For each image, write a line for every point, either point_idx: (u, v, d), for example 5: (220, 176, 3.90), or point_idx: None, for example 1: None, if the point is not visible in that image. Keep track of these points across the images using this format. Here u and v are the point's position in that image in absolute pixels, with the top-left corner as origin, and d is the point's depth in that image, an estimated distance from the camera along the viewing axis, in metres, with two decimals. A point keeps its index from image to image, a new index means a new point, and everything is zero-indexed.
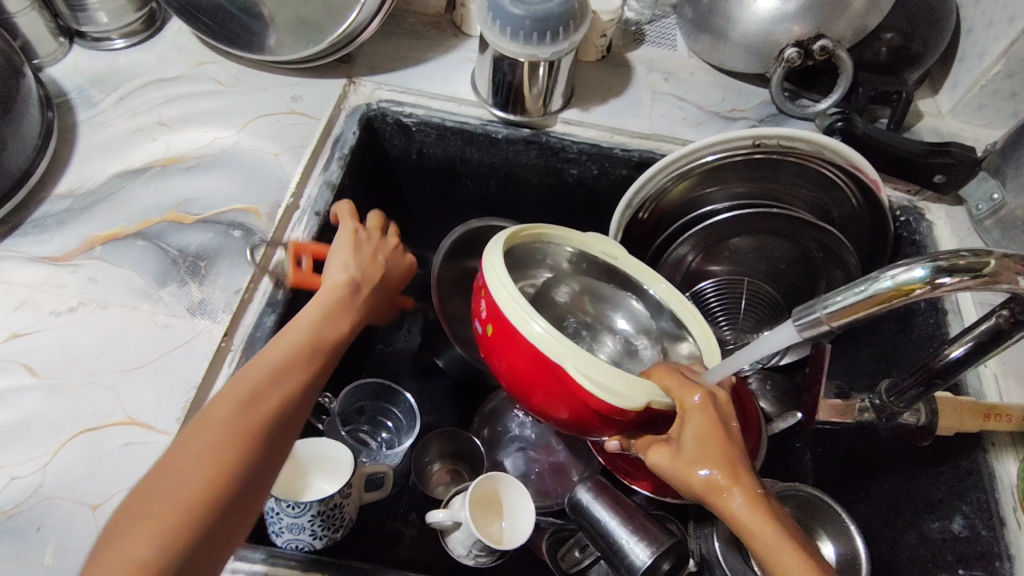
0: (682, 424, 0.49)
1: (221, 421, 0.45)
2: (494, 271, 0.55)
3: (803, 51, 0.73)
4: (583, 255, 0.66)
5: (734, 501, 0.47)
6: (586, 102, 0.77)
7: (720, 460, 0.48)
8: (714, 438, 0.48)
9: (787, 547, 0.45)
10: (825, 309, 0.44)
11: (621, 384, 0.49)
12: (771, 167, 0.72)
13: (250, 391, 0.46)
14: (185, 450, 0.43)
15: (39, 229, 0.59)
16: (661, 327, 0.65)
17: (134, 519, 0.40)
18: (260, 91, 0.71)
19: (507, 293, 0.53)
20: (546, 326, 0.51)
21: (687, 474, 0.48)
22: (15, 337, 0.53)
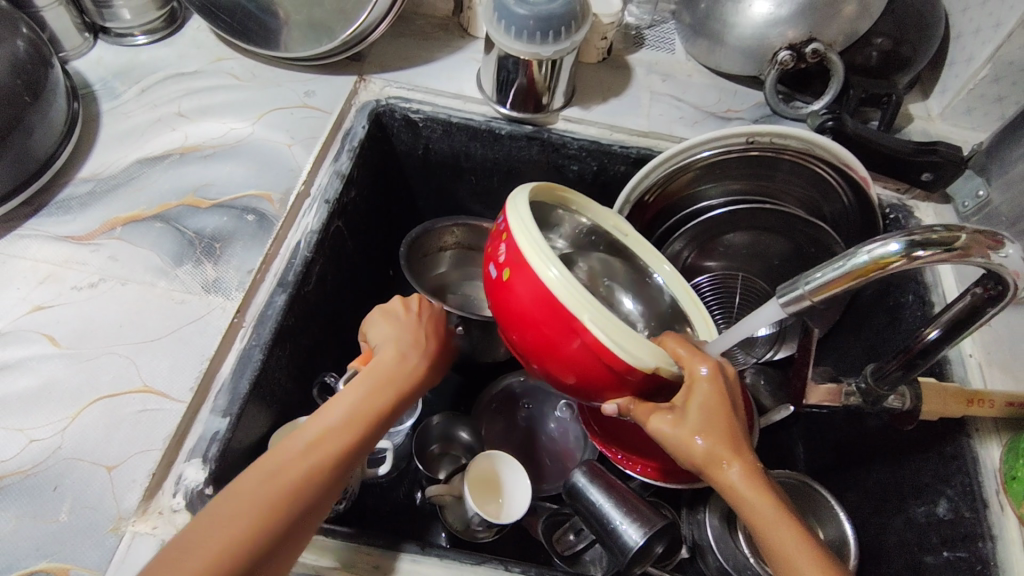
0: (690, 396, 0.50)
1: (270, 475, 0.44)
2: (519, 221, 0.56)
3: (796, 54, 0.76)
4: (594, 229, 0.69)
5: (732, 475, 0.49)
6: (586, 101, 0.80)
7: (723, 435, 0.49)
8: (719, 413, 0.50)
9: (778, 516, 0.47)
10: (808, 285, 0.46)
11: (633, 343, 0.51)
12: (767, 165, 0.75)
13: (303, 453, 0.46)
14: (232, 497, 0.42)
15: (63, 211, 0.62)
16: (665, 311, 0.68)
17: (191, 543, 0.40)
18: (274, 85, 0.75)
19: (531, 240, 0.54)
20: (563, 273, 0.52)
21: (688, 443, 0.50)
22: (38, 309, 0.56)
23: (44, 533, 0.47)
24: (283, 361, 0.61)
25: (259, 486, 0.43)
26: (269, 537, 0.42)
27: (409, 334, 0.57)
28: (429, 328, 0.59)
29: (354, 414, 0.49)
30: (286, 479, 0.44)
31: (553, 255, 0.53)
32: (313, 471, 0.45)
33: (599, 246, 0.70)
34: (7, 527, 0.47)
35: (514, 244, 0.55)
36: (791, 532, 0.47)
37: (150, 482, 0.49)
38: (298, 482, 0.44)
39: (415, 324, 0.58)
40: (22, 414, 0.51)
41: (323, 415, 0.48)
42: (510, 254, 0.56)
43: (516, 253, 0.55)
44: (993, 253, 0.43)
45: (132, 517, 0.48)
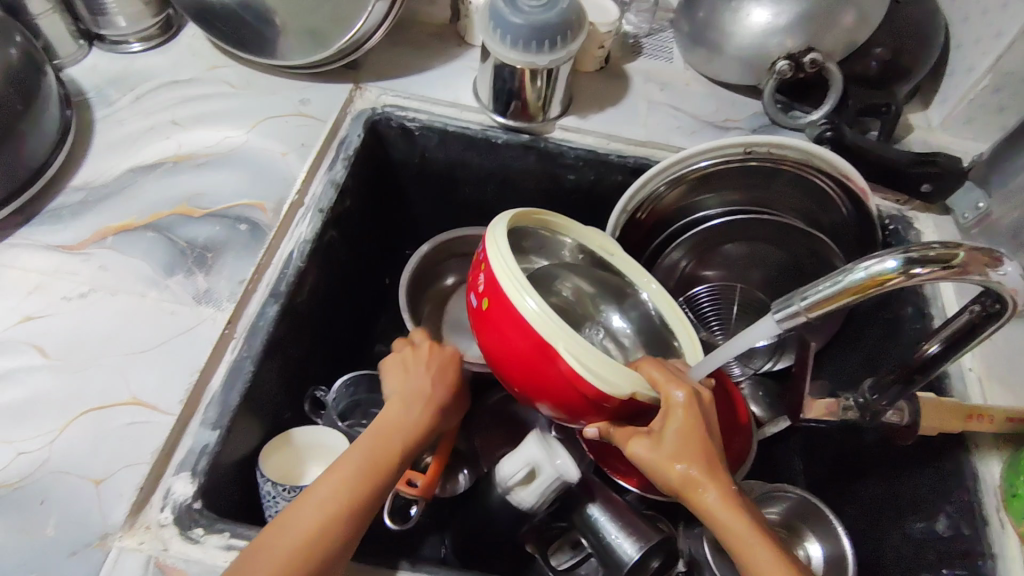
0: (664, 420, 0.50)
1: (311, 513, 0.47)
2: (496, 250, 0.57)
3: (794, 64, 0.75)
4: (581, 248, 0.69)
5: (708, 498, 0.48)
6: (583, 110, 0.79)
7: (699, 460, 0.49)
8: (694, 437, 0.49)
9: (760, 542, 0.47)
10: (804, 300, 0.46)
11: (607, 369, 0.51)
12: (765, 176, 0.75)
13: (346, 486, 0.49)
14: (278, 538, 0.45)
15: (54, 219, 0.62)
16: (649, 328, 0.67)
17: None
18: (269, 93, 0.74)
19: (507, 270, 0.55)
20: (540, 303, 0.53)
21: (664, 467, 0.49)
22: (27, 319, 0.56)
23: (28, 550, 0.46)
24: (274, 373, 0.60)
25: (305, 523, 0.46)
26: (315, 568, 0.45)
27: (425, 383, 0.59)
28: (437, 374, 0.60)
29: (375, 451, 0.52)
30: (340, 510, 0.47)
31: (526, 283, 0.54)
32: (349, 501, 0.48)
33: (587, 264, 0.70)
34: None
35: (491, 273, 0.56)
36: (768, 554, 0.46)
37: (137, 496, 0.49)
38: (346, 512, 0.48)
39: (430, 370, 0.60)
40: (9, 427, 0.51)
41: (357, 448, 0.52)
42: (485, 281, 0.57)
43: (492, 282, 0.56)
44: (991, 270, 0.42)
45: (119, 532, 0.47)
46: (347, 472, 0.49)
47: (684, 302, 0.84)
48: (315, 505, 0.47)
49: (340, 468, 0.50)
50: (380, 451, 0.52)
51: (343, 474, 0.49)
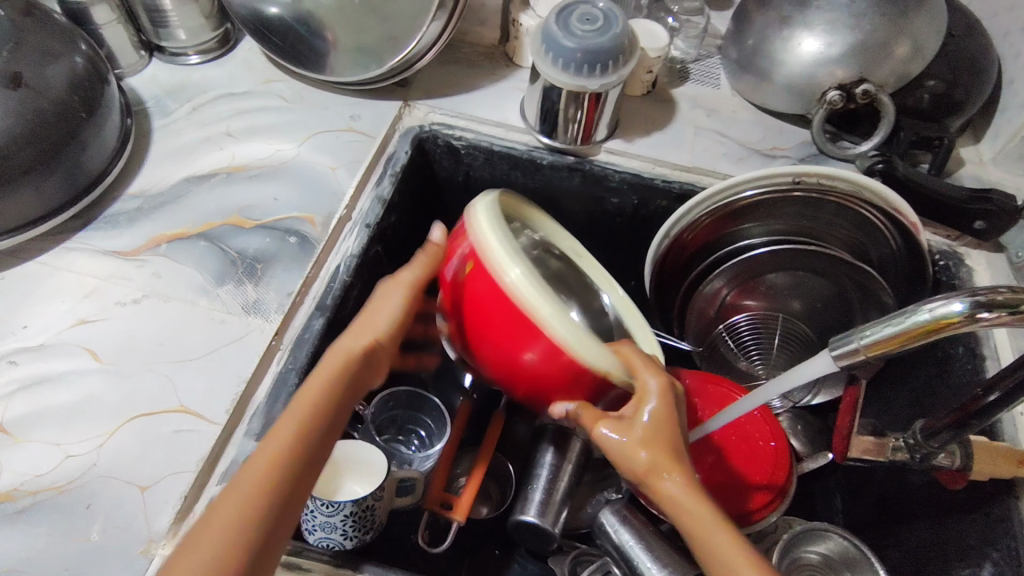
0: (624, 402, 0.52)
1: (251, 475, 0.43)
2: (480, 217, 0.53)
3: (845, 95, 0.75)
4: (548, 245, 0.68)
5: (670, 487, 0.48)
6: (629, 134, 0.79)
7: (662, 443, 0.49)
8: (659, 434, 0.50)
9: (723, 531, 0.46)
10: (862, 339, 0.45)
11: (586, 343, 0.51)
12: (812, 206, 0.73)
13: (284, 452, 0.44)
14: (210, 520, 0.41)
15: (111, 225, 0.63)
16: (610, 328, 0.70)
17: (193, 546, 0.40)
18: (321, 108, 0.76)
19: (497, 241, 0.52)
20: (526, 272, 0.51)
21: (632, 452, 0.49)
22: (82, 323, 0.57)
23: (74, 553, 0.46)
24: None
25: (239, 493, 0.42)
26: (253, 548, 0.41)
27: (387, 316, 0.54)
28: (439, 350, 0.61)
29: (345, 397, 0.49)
30: (268, 474, 0.43)
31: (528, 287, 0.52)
32: (287, 459, 0.44)
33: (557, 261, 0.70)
34: (38, 545, 0.47)
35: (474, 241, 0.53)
36: (728, 538, 0.46)
37: (182, 504, 0.49)
38: (280, 466, 0.43)
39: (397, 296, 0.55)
40: (61, 429, 0.52)
41: (294, 405, 0.47)
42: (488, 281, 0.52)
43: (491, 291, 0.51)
44: None
45: (163, 540, 0.47)
46: (290, 430, 0.45)
47: (724, 331, 0.84)
48: (253, 463, 0.43)
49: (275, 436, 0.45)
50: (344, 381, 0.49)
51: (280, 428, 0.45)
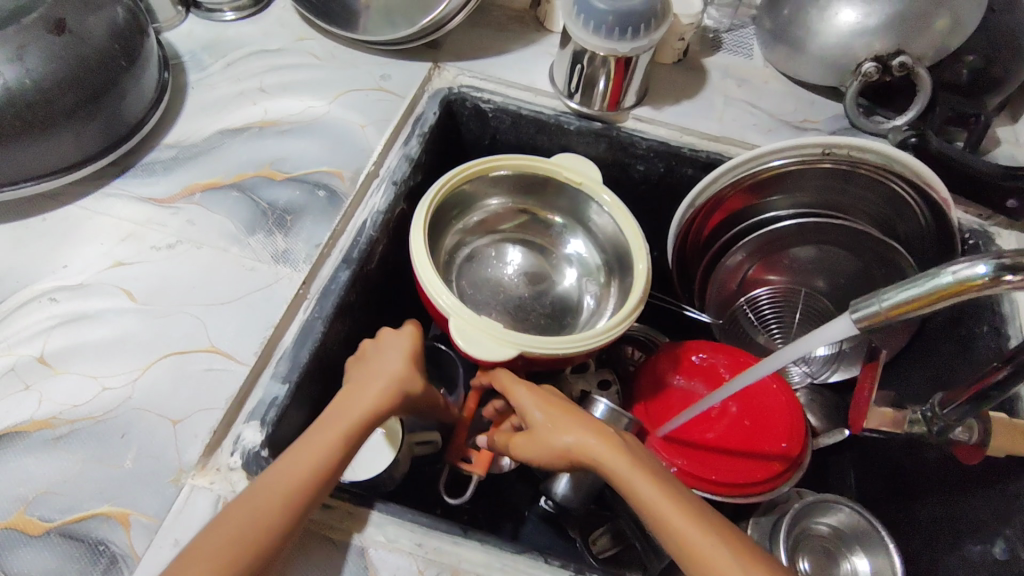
0: (540, 428, 0.54)
1: (277, 479, 0.44)
2: (415, 237, 0.64)
3: (881, 66, 0.73)
4: (517, 173, 0.74)
5: (604, 457, 0.50)
6: (658, 102, 0.79)
7: (578, 427, 0.52)
8: (554, 406, 0.55)
9: (663, 495, 0.46)
10: (883, 301, 0.45)
11: (488, 334, 0.60)
12: (841, 177, 0.72)
13: (314, 468, 0.45)
14: (229, 516, 0.42)
15: (147, 173, 0.65)
16: (617, 243, 0.74)
17: (203, 541, 0.41)
18: (351, 67, 0.76)
19: (420, 259, 0.63)
20: (449, 297, 0.61)
21: (550, 439, 0.53)
22: (119, 265, 0.59)
23: (109, 478, 0.49)
24: (342, 335, 0.62)
25: (262, 495, 0.43)
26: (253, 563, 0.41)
27: (402, 361, 0.54)
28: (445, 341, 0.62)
29: (344, 412, 0.49)
30: (295, 489, 0.43)
31: (438, 279, 0.62)
32: (303, 486, 0.44)
33: (532, 178, 0.75)
34: (73, 469, 0.49)
35: (412, 262, 0.64)
36: (682, 513, 0.45)
37: (211, 439, 0.51)
38: (305, 483, 0.44)
39: (403, 346, 0.56)
40: (98, 362, 0.54)
41: (320, 429, 0.47)
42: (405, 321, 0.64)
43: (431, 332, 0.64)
44: None
45: (192, 470, 0.49)
46: (317, 453, 0.45)
47: (745, 304, 0.85)
48: (273, 480, 0.44)
49: (295, 451, 0.45)
50: (370, 403, 0.50)
51: (309, 446, 0.46)
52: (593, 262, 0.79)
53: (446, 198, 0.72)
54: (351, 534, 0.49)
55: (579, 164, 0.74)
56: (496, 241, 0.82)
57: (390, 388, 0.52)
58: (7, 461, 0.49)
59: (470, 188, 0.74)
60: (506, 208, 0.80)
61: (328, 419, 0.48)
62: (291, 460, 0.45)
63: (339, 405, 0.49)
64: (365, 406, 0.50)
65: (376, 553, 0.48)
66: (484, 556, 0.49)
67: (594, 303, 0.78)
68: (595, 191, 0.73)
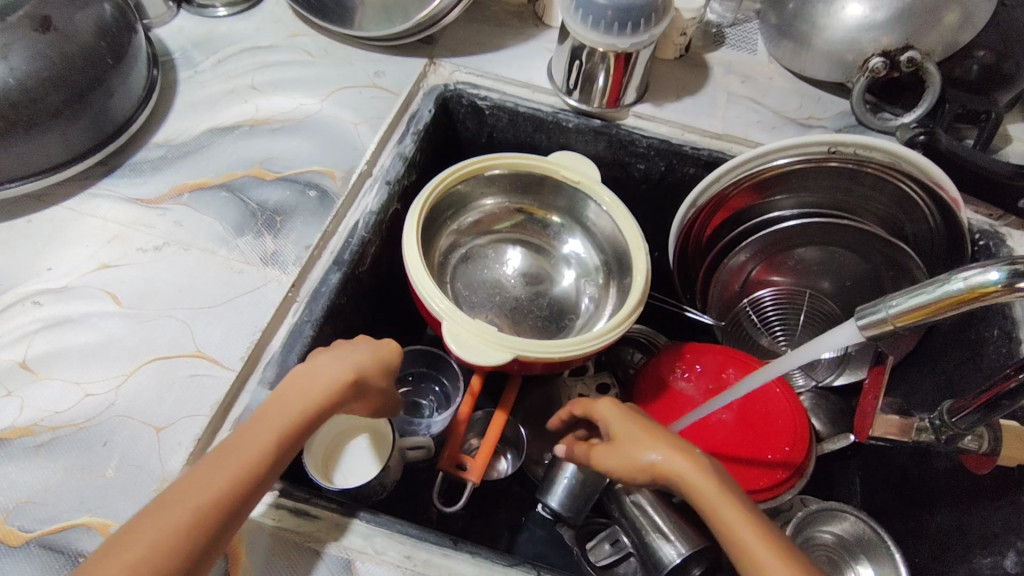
0: (624, 441, 0.52)
1: (217, 473, 0.40)
2: (408, 239, 0.63)
3: (889, 62, 0.71)
4: (515, 172, 0.73)
5: (685, 473, 0.47)
6: (659, 99, 0.77)
7: (664, 443, 0.50)
8: (642, 421, 0.54)
9: (744, 517, 0.44)
10: (892, 308, 0.43)
11: (484, 339, 0.58)
12: (847, 177, 0.70)
13: (257, 463, 0.41)
14: (158, 512, 0.37)
15: (135, 173, 0.64)
16: (618, 244, 0.72)
17: (125, 538, 0.36)
18: (345, 64, 0.75)
19: (413, 262, 0.62)
20: (443, 300, 0.60)
21: (632, 453, 0.51)
22: (104, 267, 0.57)
23: (91, 488, 0.47)
24: (332, 339, 0.60)
25: (200, 488, 0.39)
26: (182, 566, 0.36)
27: (363, 352, 0.51)
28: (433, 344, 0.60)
29: (292, 403, 0.45)
30: (230, 482, 0.40)
31: (431, 282, 0.61)
32: (238, 479, 0.40)
33: (530, 177, 0.74)
34: (54, 479, 0.48)
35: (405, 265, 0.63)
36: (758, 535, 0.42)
37: (195, 447, 0.50)
38: (242, 476, 0.40)
39: (370, 343, 0.52)
40: (82, 368, 0.52)
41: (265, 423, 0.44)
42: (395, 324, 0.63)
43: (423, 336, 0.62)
44: None
45: (176, 479, 0.48)
46: (256, 446, 0.42)
47: (748, 306, 0.83)
48: (207, 473, 0.40)
49: (237, 443, 0.42)
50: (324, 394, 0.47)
51: (252, 439, 0.42)
52: (592, 263, 0.77)
53: (440, 199, 0.70)
54: (334, 545, 0.48)
55: (578, 162, 0.72)
56: (493, 241, 0.80)
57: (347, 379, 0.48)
58: None
59: (466, 186, 0.73)
60: (504, 207, 0.78)
61: (273, 413, 0.44)
62: (233, 453, 0.41)
63: (285, 396, 0.46)
64: (311, 398, 0.46)
65: (364, 567, 0.47)
66: (475, 570, 0.48)
67: (593, 305, 0.77)
68: (593, 190, 0.71)
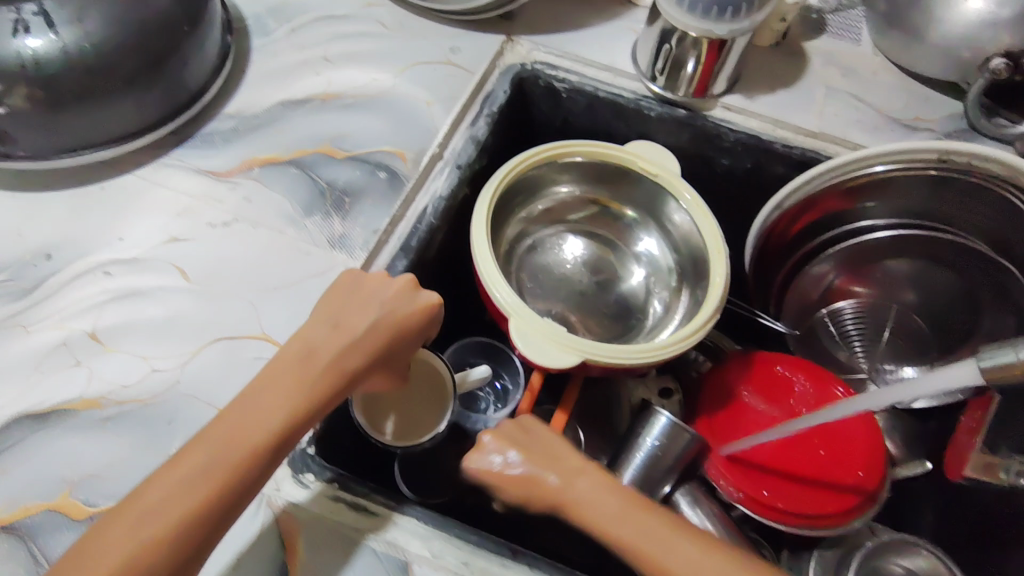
0: (515, 478, 0.49)
1: (219, 448, 0.38)
2: (477, 229, 0.60)
3: (1012, 64, 0.62)
4: (592, 164, 0.69)
5: (585, 498, 0.46)
6: (751, 90, 0.71)
7: (562, 472, 0.48)
8: (526, 450, 0.50)
9: (650, 535, 0.43)
10: (1023, 352, 0.38)
11: (555, 342, 0.55)
12: (954, 188, 0.64)
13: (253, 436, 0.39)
14: (153, 491, 0.36)
15: (207, 144, 0.62)
16: (695, 245, 0.68)
17: (130, 516, 0.35)
18: (420, 38, 0.72)
19: (483, 256, 0.59)
20: (510, 297, 0.57)
21: (539, 489, 0.48)
22: (173, 241, 0.57)
23: (155, 467, 0.47)
24: None
25: (201, 467, 0.37)
26: (185, 550, 0.35)
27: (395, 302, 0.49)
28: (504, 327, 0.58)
29: (295, 371, 0.43)
30: (214, 486, 0.37)
31: (499, 277, 0.58)
32: (240, 465, 0.38)
33: (605, 170, 0.70)
34: (119, 454, 0.48)
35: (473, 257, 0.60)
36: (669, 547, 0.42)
37: None
38: (228, 481, 0.37)
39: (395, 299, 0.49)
40: (150, 343, 0.52)
41: (265, 393, 0.41)
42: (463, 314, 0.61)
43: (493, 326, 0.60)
44: None
45: None
46: (258, 425, 0.40)
47: (827, 316, 0.79)
48: (188, 479, 0.36)
49: (238, 414, 0.40)
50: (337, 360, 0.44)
51: (256, 412, 0.40)
52: (665, 263, 0.74)
53: (512, 185, 0.67)
54: (390, 547, 0.46)
55: (657, 153, 0.68)
56: (563, 231, 0.77)
57: (373, 335, 0.47)
58: (57, 440, 0.48)
59: (541, 175, 0.70)
60: (579, 195, 0.74)
61: (277, 382, 0.42)
62: (230, 427, 0.39)
63: (280, 364, 0.43)
64: (297, 383, 0.42)
65: (421, 571, 0.46)
66: None
67: (663, 309, 0.74)
68: (670, 184, 0.67)
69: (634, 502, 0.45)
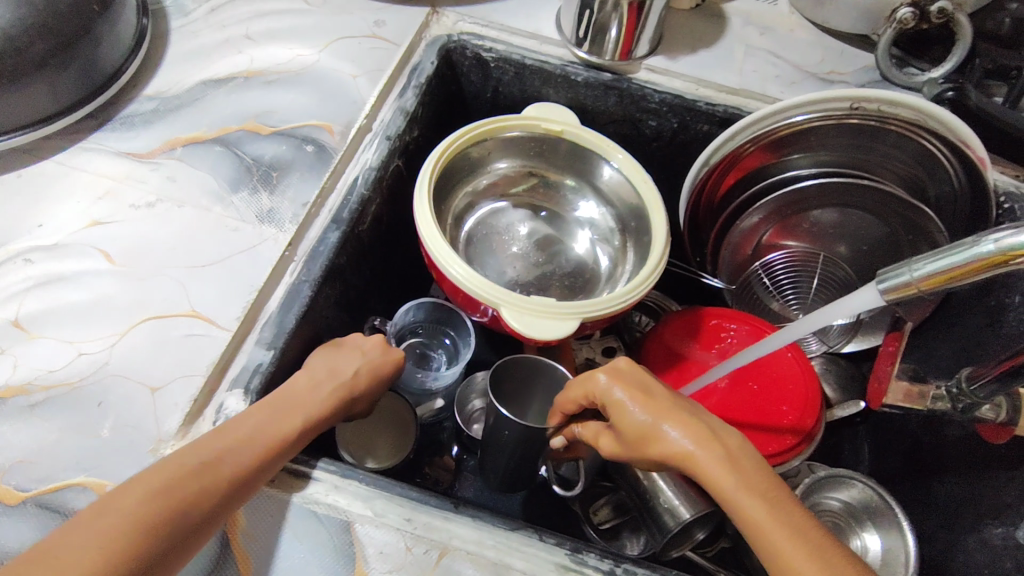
0: (623, 415, 0.46)
1: (232, 445, 0.43)
2: (420, 203, 0.60)
3: (919, 13, 0.66)
4: (530, 135, 0.71)
5: (701, 459, 0.43)
6: (673, 52, 0.73)
7: (686, 424, 0.45)
8: (670, 402, 0.47)
9: (774, 510, 0.40)
10: (916, 271, 0.41)
11: (515, 306, 0.56)
12: (868, 135, 0.66)
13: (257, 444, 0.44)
14: (161, 472, 0.40)
15: (127, 127, 0.61)
16: (632, 205, 0.70)
17: (140, 489, 0.39)
18: (343, 13, 0.71)
19: (428, 229, 0.59)
20: (464, 269, 0.58)
21: (647, 435, 0.45)
22: (95, 224, 0.56)
23: (86, 449, 0.47)
24: (331, 301, 0.59)
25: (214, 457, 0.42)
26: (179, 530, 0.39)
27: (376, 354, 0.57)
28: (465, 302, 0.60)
29: (298, 399, 0.49)
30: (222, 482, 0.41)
31: (449, 248, 0.59)
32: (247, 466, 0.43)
33: (542, 140, 0.71)
34: (48, 439, 0.47)
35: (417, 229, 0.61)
36: (785, 528, 0.39)
37: (191, 407, 0.49)
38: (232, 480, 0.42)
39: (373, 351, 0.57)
40: (76, 327, 0.51)
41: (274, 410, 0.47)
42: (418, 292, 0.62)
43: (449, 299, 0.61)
44: None
45: (171, 440, 0.47)
46: (270, 435, 0.45)
47: (760, 269, 0.81)
48: (208, 465, 0.41)
49: (249, 421, 0.45)
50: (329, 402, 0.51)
51: (266, 423, 0.46)
52: (606, 224, 0.75)
53: (450, 161, 0.68)
54: (333, 510, 0.47)
55: (558, 113, 0.70)
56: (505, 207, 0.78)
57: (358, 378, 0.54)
58: None
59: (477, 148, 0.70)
60: (518, 169, 0.75)
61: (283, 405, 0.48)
62: (242, 430, 0.44)
63: (286, 391, 0.49)
64: (303, 408, 0.49)
65: (364, 531, 0.46)
66: (476, 534, 0.47)
67: (610, 265, 0.75)
68: (598, 147, 0.70)
69: (768, 482, 0.42)
